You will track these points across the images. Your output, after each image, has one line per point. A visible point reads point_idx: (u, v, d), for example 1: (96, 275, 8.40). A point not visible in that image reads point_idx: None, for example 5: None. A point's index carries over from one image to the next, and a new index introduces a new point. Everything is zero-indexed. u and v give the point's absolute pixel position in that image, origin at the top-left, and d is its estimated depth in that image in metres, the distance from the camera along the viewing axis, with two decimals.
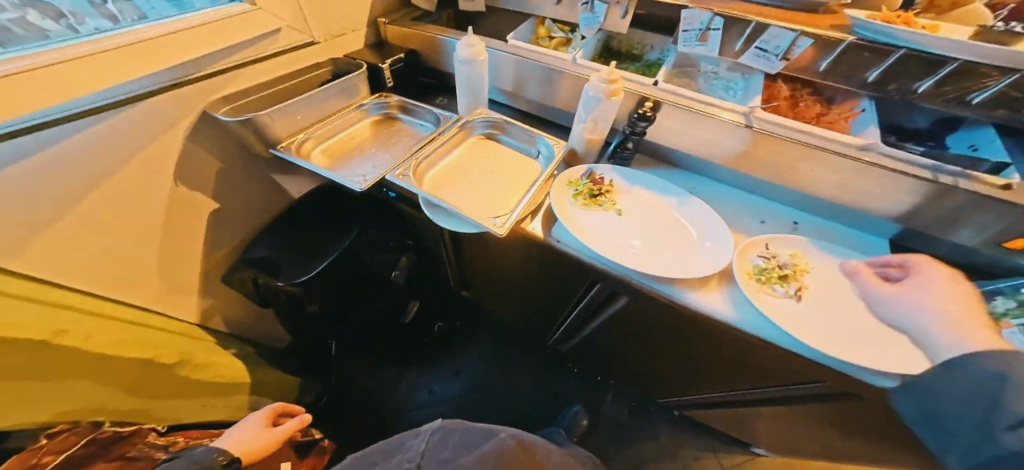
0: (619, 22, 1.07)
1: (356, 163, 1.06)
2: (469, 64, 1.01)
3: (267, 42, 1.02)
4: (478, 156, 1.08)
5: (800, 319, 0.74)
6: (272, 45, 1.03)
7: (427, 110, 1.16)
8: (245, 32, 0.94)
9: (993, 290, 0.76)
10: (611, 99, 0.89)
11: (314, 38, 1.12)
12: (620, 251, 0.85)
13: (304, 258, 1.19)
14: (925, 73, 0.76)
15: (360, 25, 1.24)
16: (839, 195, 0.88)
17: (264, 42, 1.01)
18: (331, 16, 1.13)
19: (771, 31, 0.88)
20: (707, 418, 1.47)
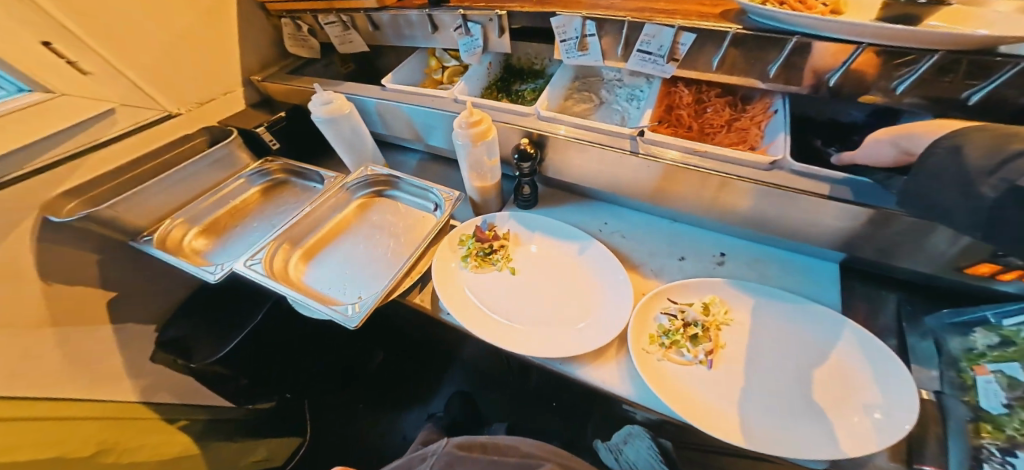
0: (498, 41, 0.92)
1: (236, 243, 1.03)
2: (330, 122, 0.92)
3: (100, 126, 0.95)
4: (360, 221, 0.99)
5: (709, 392, 0.61)
6: (108, 129, 0.97)
7: (313, 171, 1.12)
8: (67, 117, 0.87)
9: (970, 320, 0.57)
10: (479, 143, 0.77)
11: (170, 111, 1.09)
12: (505, 323, 0.74)
13: (215, 336, 1.08)
14: (832, 61, 0.67)
15: (230, 86, 1.22)
16: (762, 218, 0.74)
17: (97, 126, 0.94)
18: (183, 86, 1.10)
19: (648, 30, 0.79)
20: None
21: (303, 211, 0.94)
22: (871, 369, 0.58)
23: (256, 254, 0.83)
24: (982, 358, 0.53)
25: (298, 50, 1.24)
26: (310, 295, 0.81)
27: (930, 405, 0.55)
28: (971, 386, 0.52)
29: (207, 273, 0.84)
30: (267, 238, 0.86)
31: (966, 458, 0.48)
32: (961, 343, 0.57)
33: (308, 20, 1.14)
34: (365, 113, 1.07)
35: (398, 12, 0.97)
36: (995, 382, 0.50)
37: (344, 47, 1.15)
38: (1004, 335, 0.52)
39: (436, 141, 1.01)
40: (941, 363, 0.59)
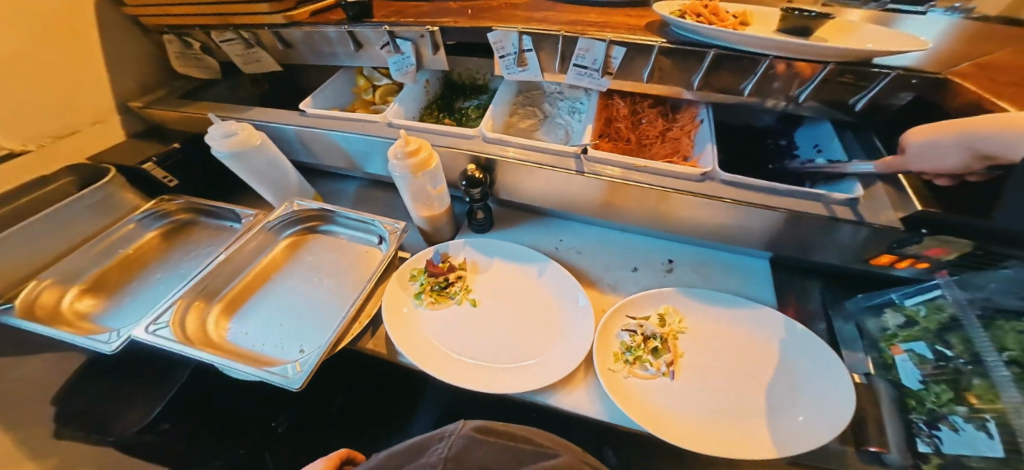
0: (433, 58, 0.86)
1: (134, 301, 0.85)
2: (241, 157, 0.79)
3: None
4: (292, 263, 0.87)
5: (678, 404, 0.62)
6: None
7: (226, 208, 0.96)
8: None
9: (880, 302, 0.69)
10: (418, 175, 0.72)
11: (13, 149, 0.90)
12: (471, 361, 0.69)
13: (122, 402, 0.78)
14: (745, 75, 0.73)
15: (105, 112, 1.06)
16: (704, 225, 0.79)
17: None
18: (33, 115, 0.92)
19: (583, 45, 0.77)
20: None
21: (219, 257, 0.80)
22: (810, 362, 0.64)
23: (161, 316, 0.69)
24: (896, 338, 0.64)
25: (196, 72, 1.11)
26: (239, 357, 0.68)
27: (864, 387, 0.62)
28: (893, 365, 0.62)
29: (104, 344, 0.67)
30: (175, 295, 0.72)
31: (901, 433, 0.56)
32: (877, 324, 0.68)
33: (198, 37, 1.00)
34: (283, 141, 0.95)
35: (312, 29, 0.87)
36: (909, 360, 0.60)
37: (251, 66, 1.04)
38: (908, 315, 0.63)
39: (376, 169, 0.93)
40: (863, 344, 0.68)
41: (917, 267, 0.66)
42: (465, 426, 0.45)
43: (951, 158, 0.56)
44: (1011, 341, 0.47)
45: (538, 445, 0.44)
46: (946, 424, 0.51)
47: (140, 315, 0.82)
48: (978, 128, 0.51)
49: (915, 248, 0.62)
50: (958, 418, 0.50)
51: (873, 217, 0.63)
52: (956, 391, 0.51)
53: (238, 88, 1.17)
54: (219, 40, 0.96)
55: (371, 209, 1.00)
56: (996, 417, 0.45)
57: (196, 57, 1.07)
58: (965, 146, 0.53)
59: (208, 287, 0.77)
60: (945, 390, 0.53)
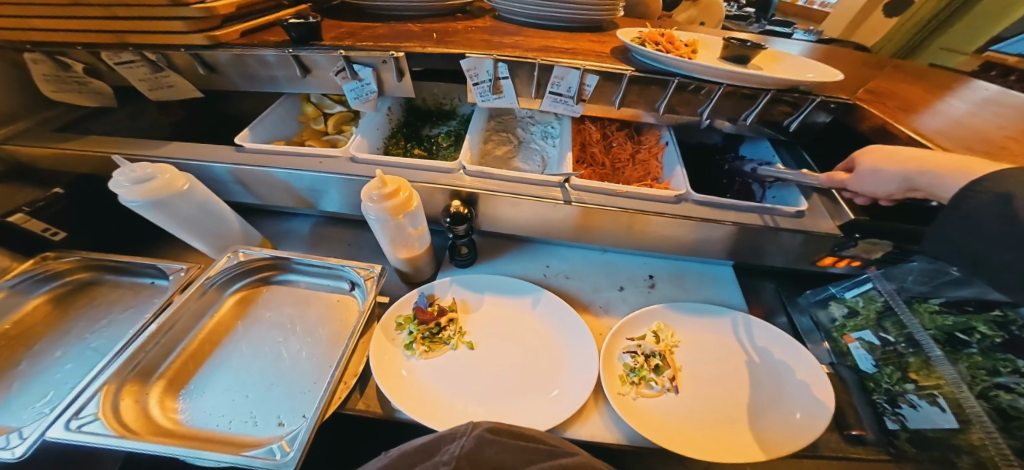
0: (398, 85, 0.78)
1: (26, 388, 0.62)
2: (163, 207, 0.63)
3: None
4: (246, 322, 0.73)
5: (687, 419, 0.65)
6: None
7: (145, 263, 0.77)
8: None
9: (825, 297, 0.83)
10: (399, 216, 0.64)
11: None
12: (482, 409, 0.65)
13: None
14: (701, 101, 0.77)
15: None
16: (681, 243, 0.83)
17: None
18: None
19: (558, 72, 0.77)
20: None
21: (150, 324, 0.63)
22: (787, 359, 0.73)
23: (85, 408, 0.52)
24: (845, 328, 0.77)
25: (80, 98, 0.87)
26: (199, 443, 0.55)
27: (834, 377, 0.72)
28: (847, 353, 0.74)
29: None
30: (98, 379, 0.55)
31: (871, 414, 0.65)
32: (826, 315, 0.81)
33: (80, 56, 0.78)
34: (214, 181, 0.80)
35: (245, 51, 0.73)
36: (860, 347, 0.73)
37: (160, 92, 0.84)
38: (850, 306, 0.77)
39: (331, 206, 0.83)
40: (819, 334, 0.81)
41: (852, 265, 0.77)
42: (477, 425, 0.46)
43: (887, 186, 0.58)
44: (929, 321, 0.64)
45: (550, 445, 0.46)
46: (902, 402, 0.63)
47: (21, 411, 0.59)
48: (920, 164, 0.54)
49: (851, 250, 0.73)
50: (909, 395, 0.63)
51: (815, 226, 0.73)
52: (901, 371, 0.65)
53: (142, 117, 0.96)
54: (112, 62, 0.76)
55: (335, 251, 0.89)
56: (939, 390, 0.59)
57: (78, 80, 0.83)
58: (904, 181, 0.56)
59: (141, 363, 0.61)
60: (893, 370, 0.66)
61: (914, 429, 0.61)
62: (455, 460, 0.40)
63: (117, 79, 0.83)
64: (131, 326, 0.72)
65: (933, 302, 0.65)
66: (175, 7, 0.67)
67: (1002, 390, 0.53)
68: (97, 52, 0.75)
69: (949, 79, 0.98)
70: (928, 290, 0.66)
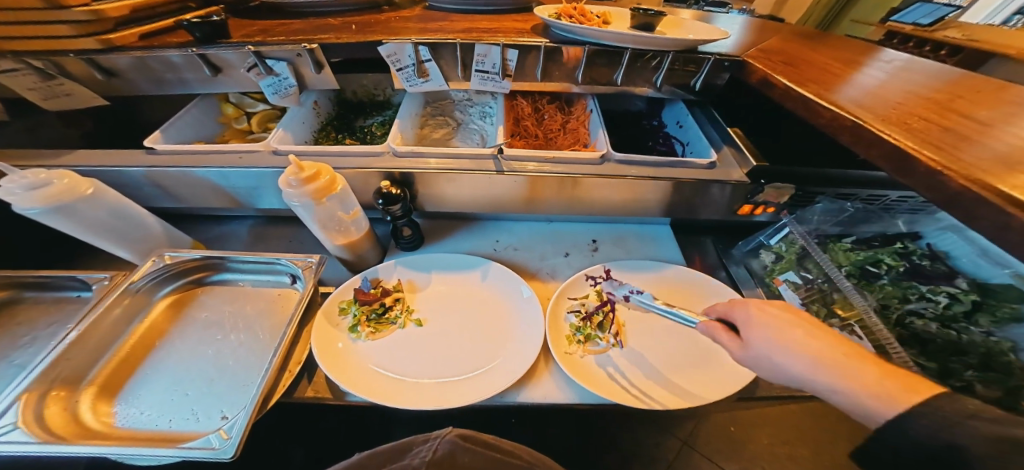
0: (318, 77, 0.77)
1: None
2: (66, 213, 0.61)
3: None
4: (182, 324, 0.71)
5: (630, 368, 0.69)
6: None
7: (68, 276, 0.74)
8: None
9: (756, 245, 0.89)
10: (323, 200, 0.64)
11: None
12: (431, 382, 0.65)
13: None
14: (615, 67, 0.81)
15: None
16: (617, 206, 0.87)
17: None
18: None
19: (478, 51, 0.78)
20: (700, 429, 1.20)
21: (71, 332, 0.61)
22: (722, 302, 0.78)
23: (1, 417, 0.50)
24: (774, 272, 0.83)
25: None
26: (136, 444, 0.53)
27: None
28: (779, 295, 0.80)
29: None
30: (17, 387, 0.53)
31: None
32: (759, 263, 0.87)
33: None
34: (131, 187, 0.76)
35: (145, 53, 0.70)
36: (788, 288, 0.78)
37: (55, 101, 0.78)
38: (776, 252, 0.84)
39: (264, 204, 0.81)
40: (754, 282, 0.85)
41: (768, 211, 0.84)
42: (453, 432, 0.43)
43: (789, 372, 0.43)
44: (844, 258, 0.75)
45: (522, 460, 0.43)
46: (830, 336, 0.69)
47: None
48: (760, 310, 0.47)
49: (763, 196, 0.79)
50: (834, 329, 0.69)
51: (728, 175, 0.78)
52: (827, 306, 0.72)
53: (44, 129, 0.89)
54: None
55: (274, 249, 0.88)
56: (856, 320, 0.66)
57: None
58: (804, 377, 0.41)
59: (67, 370, 0.59)
60: (820, 307, 0.72)
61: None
62: (426, 465, 0.38)
63: (3, 90, 0.77)
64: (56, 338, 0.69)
65: (845, 241, 0.78)
66: (57, 11, 0.65)
67: (915, 317, 0.64)
68: None
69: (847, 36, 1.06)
70: (840, 229, 0.80)
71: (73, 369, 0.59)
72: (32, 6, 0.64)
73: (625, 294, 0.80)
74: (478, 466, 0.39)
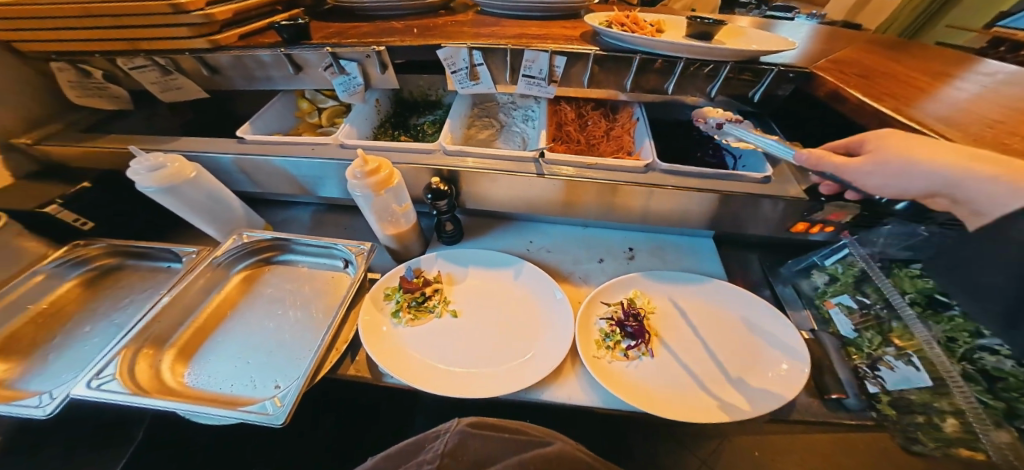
0: (382, 77, 0.84)
1: (62, 359, 0.73)
2: (173, 191, 0.71)
3: None
4: (249, 297, 0.80)
5: (659, 379, 0.68)
6: None
7: (163, 248, 0.86)
8: None
9: (808, 265, 0.83)
10: (382, 191, 0.70)
11: None
12: (461, 374, 0.68)
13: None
14: (668, 75, 0.79)
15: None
16: (658, 217, 0.86)
17: None
18: None
19: (528, 56, 0.80)
20: None
21: (163, 299, 0.72)
22: (764, 323, 0.74)
23: (105, 368, 0.60)
24: (826, 294, 0.78)
25: (101, 101, 0.99)
26: (205, 402, 0.61)
27: (815, 343, 0.73)
28: (830, 319, 0.76)
29: (36, 410, 0.57)
30: (118, 344, 0.64)
31: (853, 380, 0.66)
32: (809, 284, 0.83)
33: (99, 64, 0.89)
34: (220, 171, 0.88)
35: (243, 52, 0.80)
36: (840, 312, 0.74)
37: (170, 93, 0.93)
38: (830, 273, 0.78)
39: (326, 192, 0.90)
40: (801, 303, 0.82)
41: (826, 231, 0.78)
42: (459, 421, 0.45)
43: (915, 183, 0.49)
44: (909, 285, 0.65)
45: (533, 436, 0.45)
46: (882, 365, 0.65)
47: (58, 383, 0.68)
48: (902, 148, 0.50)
49: (821, 214, 0.74)
50: (888, 358, 0.64)
51: (783, 191, 0.74)
52: (882, 335, 0.66)
53: (156, 118, 1.05)
54: (127, 68, 0.85)
55: (330, 233, 0.96)
56: (915, 351, 0.61)
57: (98, 86, 0.94)
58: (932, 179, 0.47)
59: (155, 332, 0.69)
60: (874, 335, 0.67)
61: (895, 392, 0.62)
62: (439, 458, 0.39)
63: (132, 83, 0.95)
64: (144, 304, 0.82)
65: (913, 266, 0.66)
66: (178, 15, 0.74)
67: (987, 352, 0.55)
68: (113, 58, 0.84)
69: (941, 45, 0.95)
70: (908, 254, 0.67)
71: (161, 331, 0.70)
72: (158, 11, 0.74)
73: (718, 121, 0.72)
74: (491, 448, 0.41)
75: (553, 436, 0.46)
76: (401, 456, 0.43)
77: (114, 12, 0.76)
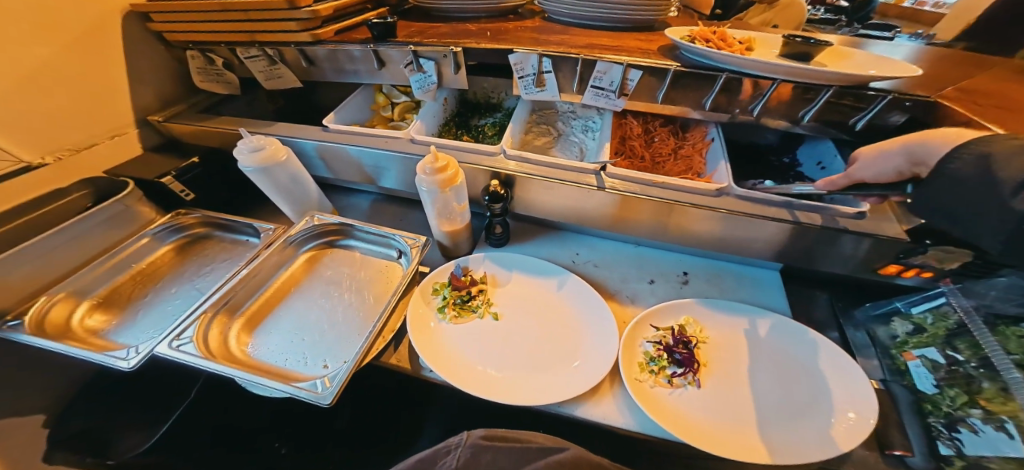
0: (455, 77, 0.87)
1: (151, 315, 0.83)
2: (265, 170, 0.79)
3: None
4: (312, 277, 0.87)
5: (706, 413, 0.63)
6: None
7: (244, 223, 0.96)
8: None
9: (888, 311, 0.73)
10: (448, 189, 0.73)
11: (31, 162, 0.88)
12: (497, 376, 0.69)
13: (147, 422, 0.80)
14: (753, 93, 0.74)
15: (131, 126, 1.07)
16: (720, 243, 0.81)
17: None
18: (75, 126, 0.95)
19: (600, 67, 0.79)
20: None
21: (242, 270, 0.79)
22: (834, 368, 0.67)
23: (184, 332, 0.67)
24: (906, 345, 0.68)
25: (216, 86, 1.10)
26: (262, 372, 0.67)
27: (883, 394, 0.66)
28: (906, 371, 0.66)
29: (120, 361, 0.63)
30: (198, 309, 0.71)
31: (921, 436, 0.59)
32: (887, 332, 0.72)
33: (222, 53, 1.00)
34: (304, 156, 0.96)
35: (337, 47, 0.88)
36: (921, 365, 0.64)
37: (272, 82, 1.02)
38: (916, 323, 0.68)
39: (389, 183, 0.95)
40: (874, 351, 0.72)
41: (922, 276, 0.69)
42: (470, 435, 0.43)
43: (889, 166, 0.59)
44: (1015, 345, 0.52)
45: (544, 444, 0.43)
46: (963, 427, 0.55)
47: (147, 336, 0.78)
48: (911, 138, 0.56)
49: (919, 259, 0.65)
50: (973, 420, 0.54)
51: (876, 229, 0.66)
52: (969, 395, 0.56)
53: (256, 103, 1.18)
54: (242, 56, 0.95)
55: (389, 224, 1.01)
56: (1012, 417, 0.50)
57: (216, 72, 1.07)
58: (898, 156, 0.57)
59: (230, 301, 0.77)
60: (958, 393, 0.57)
61: (971, 457, 0.53)
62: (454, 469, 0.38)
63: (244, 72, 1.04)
64: (222, 274, 0.91)
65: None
66: (291, 11, 0.83)
67: None
68: (233, 48, 0.96)
69: None
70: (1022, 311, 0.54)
71: (235, 300, 0.77)
72: (274, 8, 0.83)
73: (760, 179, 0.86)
74: (504, 460, 0.39)
75: (563, 443, 0.44)
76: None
77: (244, 8, 0.86)
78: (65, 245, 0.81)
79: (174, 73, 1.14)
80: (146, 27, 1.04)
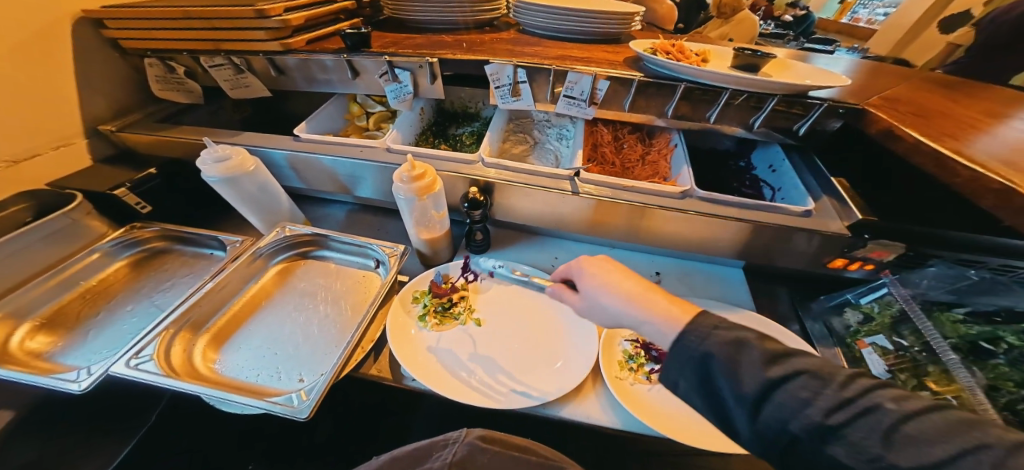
0: (430, 87, 0.88)
1: (103, 334, 0.77)
2: (230, 181, 0.76)
3: None
4: (284, 290, 0.84)
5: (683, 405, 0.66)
6: None
7: (208, 235, 0.91)
8: None
9: (839, 302, 0.80)
10: (424, 196, 0.73)
11: None
12: (479, 381, 0.69)
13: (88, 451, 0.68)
14: (711, 102, 0.80)
15: (80, 135, 1.00)
16: (687, 243, 0.86)
17: None
18: (12, 136, 0.87)
19: (571, 78, 0.83)
20: None
21: (207, 284, 0.75)
22: None
23: (144, 349, 0.63)
24: (858, 333, 0.74)
25: (178, 95, 1.05)
26: (232, 389, 0.64)
27: None
28: (861, 359, 0.70)
29: (68, 382, 0.58)
30: (159, 325, 0.67)
31: None
32: (841, 322, 0.78)
33: (184, 61, 0.96)
34: (274, 166, 0.93)
35: (309, 57, 0.87)
36: (874, 352, 0.69)
37: (239, 91, 0.99)
38: (865, 312, 0.74)
39: (364, 192, 0.93)
40: (832, 340, 0.76)
41: (865, 268, 0.76)
42: (468, 433, 0.43)
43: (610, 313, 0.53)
44: (951, 330, 0.63)
45: (538, 451, 0.43)
46: None
47: (99, 358, 0.72)
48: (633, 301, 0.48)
49: (862, 252, 0.72)
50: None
51: (823, 225, 0.73)
52: (918, 378, 0.64)
53: (222, 112, 1.13)
54: (206, 65, 0.92)
55: (365, 234, 0.99)
56: (955, 395, 0.58)
57: (178, 80, 1.02)
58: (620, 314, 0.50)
59: (195, 318, 0.72)
60: (908, 377, 0.64)
61: None
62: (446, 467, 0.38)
63: (208, 80, 1.00)
64: (184, 289, 0.86)
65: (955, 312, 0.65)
66: (261, 19, 0.81)
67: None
68: (196, 56, 0.92)
69: (993, 91, 0.93)
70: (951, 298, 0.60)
71: (199, 316, 0.73)
72: (243, 16, 0.81)
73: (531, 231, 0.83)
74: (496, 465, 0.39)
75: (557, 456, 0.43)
76: (408, 460, 0.41)
77: (209, 16, 0.83)
78: (2, 264, 0.74)
79: (130, 82, 1.08)
80: (99, 33, 0.98)
